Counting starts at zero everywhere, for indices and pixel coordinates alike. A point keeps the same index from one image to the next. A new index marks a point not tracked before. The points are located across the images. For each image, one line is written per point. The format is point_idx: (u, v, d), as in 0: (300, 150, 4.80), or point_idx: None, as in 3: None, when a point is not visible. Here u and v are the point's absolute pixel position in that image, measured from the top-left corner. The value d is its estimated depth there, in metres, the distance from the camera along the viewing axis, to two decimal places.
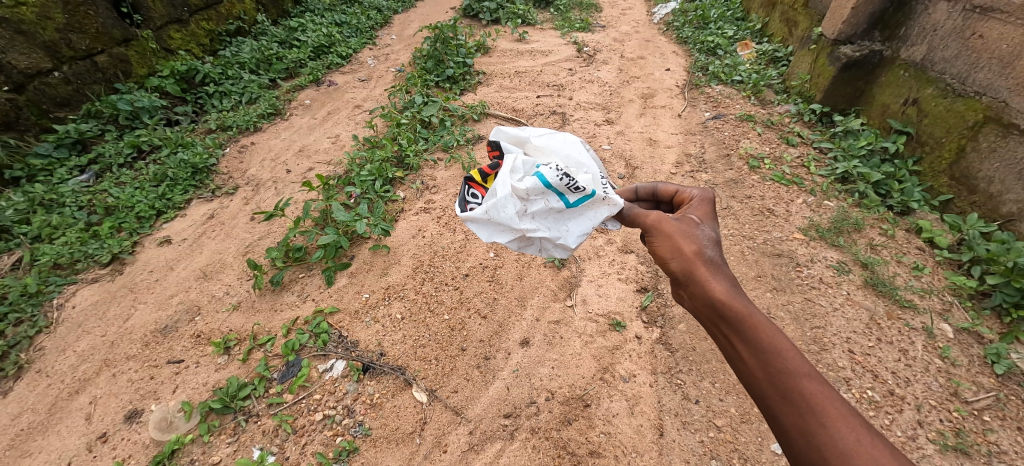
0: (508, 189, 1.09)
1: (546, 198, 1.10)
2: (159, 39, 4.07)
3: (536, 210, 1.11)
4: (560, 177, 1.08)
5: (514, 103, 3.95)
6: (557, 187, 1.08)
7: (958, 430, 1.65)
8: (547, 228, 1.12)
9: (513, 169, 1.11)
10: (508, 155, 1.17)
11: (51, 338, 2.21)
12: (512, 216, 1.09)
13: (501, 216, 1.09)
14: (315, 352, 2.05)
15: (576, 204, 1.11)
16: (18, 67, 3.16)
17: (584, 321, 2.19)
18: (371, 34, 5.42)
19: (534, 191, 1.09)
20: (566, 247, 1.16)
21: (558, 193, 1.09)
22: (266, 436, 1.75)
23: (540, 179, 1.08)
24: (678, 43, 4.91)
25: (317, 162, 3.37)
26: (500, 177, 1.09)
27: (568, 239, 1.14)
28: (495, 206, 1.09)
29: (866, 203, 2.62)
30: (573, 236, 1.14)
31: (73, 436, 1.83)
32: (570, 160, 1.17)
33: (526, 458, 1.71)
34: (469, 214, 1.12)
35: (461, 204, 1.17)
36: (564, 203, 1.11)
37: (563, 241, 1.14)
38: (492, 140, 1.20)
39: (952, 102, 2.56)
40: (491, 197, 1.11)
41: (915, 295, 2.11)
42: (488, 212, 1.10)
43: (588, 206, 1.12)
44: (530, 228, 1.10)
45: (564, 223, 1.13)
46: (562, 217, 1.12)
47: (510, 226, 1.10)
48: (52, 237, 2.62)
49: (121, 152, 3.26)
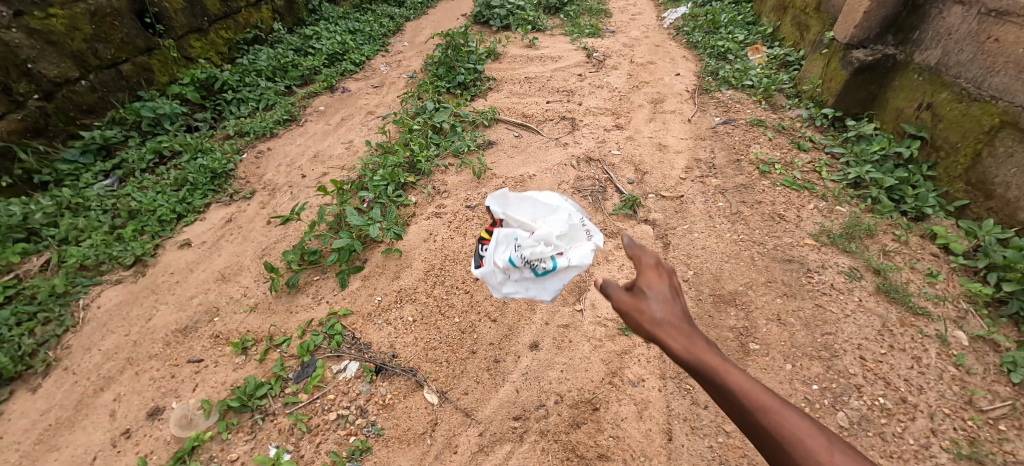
0: (494, 262, 1.42)
1: (523, 266, 1.40)
2: (180, 47, 4.18)
3: (517, 278, 1.42)
4: (526, 258, 1.37)
5: (523, 109, 4.00)
6: (529, 257, 1.37)
7: (973, 439, 1.63)
8: (528, 289, 1.44)
9: (498, 242, 1.42)
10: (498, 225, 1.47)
11: (77, 337, 2.30)
12: (498, 283, 1.44)
13: (492, 281, 1.44)
14: (329, 353, 2.10)
15: (545, 274, 1.40)
16: (47, 76, 3.27)
17: (593, 325, 2.20)
18: (383, 41, 5.53)
19: (513, 263, 1.40)
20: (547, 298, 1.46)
21: (529, 267, 1.39)
22: (281, 435, 1.80)
23: (516, 252, 1.38)
24: (687, 47, 4.91)
25: (331, 167, 3.45)
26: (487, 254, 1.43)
27: (546, 295, 1.45)
28: (488, 273, 1.44)
29: (878, 208, 2.60)
30: (548, 293, 1.44)
31: (98, 432, 1.90)
32: (546, 221, 1.42)
33: (535, 460, 1.73)
34: (477, 272, 1.48)
35: (476, 259, 1.51)
36: (535, 274, 1.41)
37: (542, 296, 1.45)
38: (490, 201, 1.47)
39: (968, 107, 2.54)
40: (487, 264, 1.45)
41: (929, 301, 2.08)
42: (485, 275, 1.45)
43: (558, 270, 1.40)
44: (512, 292, 1.44)
45: (539, 284, 1.42)
46: (538, 280, 1.42)
47: (499, 287, 1.45)
48: (79, 239, 2.72)
49: (143, 158, 3.38)
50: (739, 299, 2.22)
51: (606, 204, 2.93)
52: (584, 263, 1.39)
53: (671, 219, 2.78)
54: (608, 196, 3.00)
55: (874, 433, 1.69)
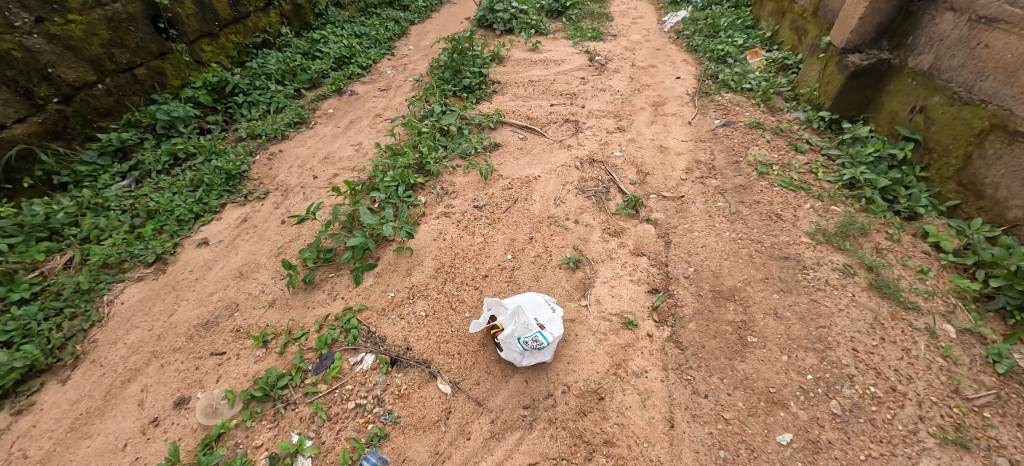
0: (508, 348, 2.02)
1: (528, 356, 2.00)
2: (192, 52, 4.27)
3: (524, 351, 1.99)
4: (527, 350, 1.97)
5: (528, 112, 4.10)
6: (531, 340, 1.95)
7: (958, 425, 1.73)
8: (535, 355, 2.01)
9: (508, 338, 1.99)
10: (500, 330, 2.06)
11: (102, 331, 2.39)
12: (517, 358, 2.02)
13: (509, 354, 2.03)
14: (346, 346, 2.20)
15: (542, 351, 1.99)
16: (66, 80, 3.36)
17: (598, 320, 2.30)
18: (389, 45, 5.64)
19: (522, 357, 2.00)
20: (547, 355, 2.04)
21: (532, 353, 1.99)
22: (303, 422, 1.90)
23: (520, 338, 1.96)
24: (688, 51, 5.01)
25: (341, 168, 3.55)
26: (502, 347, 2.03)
27: (546, 356, 2.03)
28: (505, 347, 2.04)
29: (872, 208, 2.70)
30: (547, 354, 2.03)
31: (127, 421, 2.00)
32: (535, 350, 1.98)
33: (544, 446, 1.83)
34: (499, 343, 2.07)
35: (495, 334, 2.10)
36: (536, 352, 1.99)
37: (544, 357, 2.04)
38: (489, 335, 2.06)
39: (959, 110, 2.63)
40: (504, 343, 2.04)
41: (920, 296, 2.17)
42: (505, 349, 2.04)
43: (550, 343, 1.98)
44: (525, 359, 2.01)
45: (539, 353, 2.01)
46: (540, 353, 2.01)
47: (520, 362, 2.03)
48: (100, 238, 2.82)
49: (158, 160, 3.48)
50: (738, 295, 2.32)
51: (609, 204, 3.03)
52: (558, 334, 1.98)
53: (672, 219, 2.88)
54: (611, 197, 3.10)
55: (865, 419, 1.78)
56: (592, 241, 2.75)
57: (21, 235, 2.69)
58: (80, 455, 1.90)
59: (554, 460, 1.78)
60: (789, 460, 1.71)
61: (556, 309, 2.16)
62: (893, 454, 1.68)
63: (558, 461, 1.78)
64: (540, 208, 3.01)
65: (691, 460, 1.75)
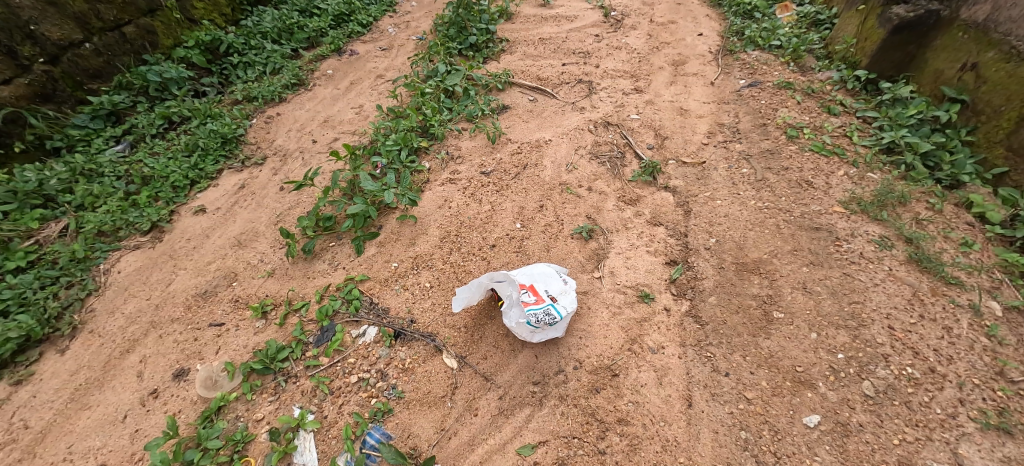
0: (517, 325, 1.88)
1: (541, 331, 1.89)
2: (183, 8, 4.01)
3: (536, 326, 1.86)
4: (539, 324, 1.85)
5: (538, 72, 3.85)
6: (543, 314, 1.83)
7: (1002, 409, 1.60)
8: (547, 330, 1.89)
9: (515, 320, 1.88)
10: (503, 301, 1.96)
11: (100, 301, 2.32)
12: (528, 335, 1.90)
13: (520, 332, 1.90)
14: (347, 318, 2.11)
15: (555, 324, 1.88)
16: (51, 39, 3.18)
17: (611, 292, 2.18)
18: (391, 1, 5.31)
19: (533, 332, 1.89)
20: (558, 330, 1.92)
21: (545, 327, 1.87)
22: (304, 396, 1.84)
23: (530, 315, 1.83)
24: (711, 5, 4.65)
25: (342, 132, 3.39)
26: (510, 324, 1.90)
27: (558, 330, 1.92)
28: (513, 326, 1.90)
29: (913, 175, 2.48)
30: (559, 328, 1.91)
31: (126, 392, 1.95)
32: (547, 323, 1.86)
33: (555, 424, 1.74)
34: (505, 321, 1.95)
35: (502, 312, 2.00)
36: (549, 326, 1.88)
37: (557, 331, 1.92)
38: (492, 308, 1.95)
39: (1016, 67, 2.37)
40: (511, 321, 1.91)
41: (962, 272, 2.00)
42: (514, 329, 1.90)
43: (563, 319, 1.87)
44: (537, 335, 1.89)
45: (551, 329, 1.89)
46: (552, 327, 1.89)
47: (532, 339, 1.91)
48: (95, 205, 2.72)
49: (152, 123, 3.33)
50: (764, 268, 2.17)
51: (625, 171, 2.85)
52: (571, 306, 1.88)
53: (692, 186, 2.70)
54: (627, 163, 2.91)
55: (899, 402, 1.66)
56: (606, 210, 2.59)
57: (15, 202, 2.60)
58: (80, 427, 1.86)
59: (564, 438, 1.70)
60: (816, 443, 1.61)
61: (570, 280, 2.04)
62: (929, 439, 1.56)
63: (568, 440, 1.70)
64: (551, 174, 2.84)
65: (709, 441, 1.65)
